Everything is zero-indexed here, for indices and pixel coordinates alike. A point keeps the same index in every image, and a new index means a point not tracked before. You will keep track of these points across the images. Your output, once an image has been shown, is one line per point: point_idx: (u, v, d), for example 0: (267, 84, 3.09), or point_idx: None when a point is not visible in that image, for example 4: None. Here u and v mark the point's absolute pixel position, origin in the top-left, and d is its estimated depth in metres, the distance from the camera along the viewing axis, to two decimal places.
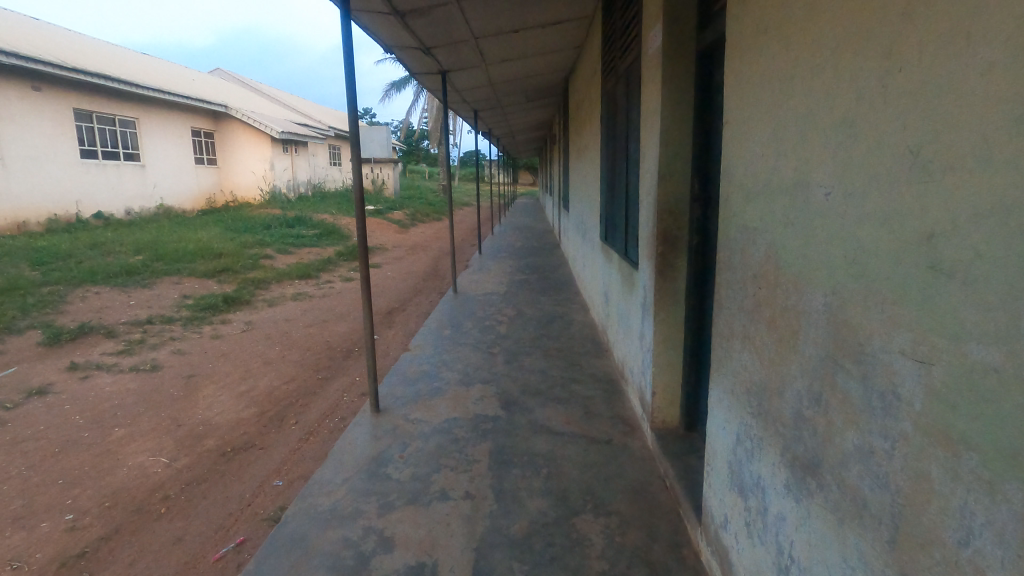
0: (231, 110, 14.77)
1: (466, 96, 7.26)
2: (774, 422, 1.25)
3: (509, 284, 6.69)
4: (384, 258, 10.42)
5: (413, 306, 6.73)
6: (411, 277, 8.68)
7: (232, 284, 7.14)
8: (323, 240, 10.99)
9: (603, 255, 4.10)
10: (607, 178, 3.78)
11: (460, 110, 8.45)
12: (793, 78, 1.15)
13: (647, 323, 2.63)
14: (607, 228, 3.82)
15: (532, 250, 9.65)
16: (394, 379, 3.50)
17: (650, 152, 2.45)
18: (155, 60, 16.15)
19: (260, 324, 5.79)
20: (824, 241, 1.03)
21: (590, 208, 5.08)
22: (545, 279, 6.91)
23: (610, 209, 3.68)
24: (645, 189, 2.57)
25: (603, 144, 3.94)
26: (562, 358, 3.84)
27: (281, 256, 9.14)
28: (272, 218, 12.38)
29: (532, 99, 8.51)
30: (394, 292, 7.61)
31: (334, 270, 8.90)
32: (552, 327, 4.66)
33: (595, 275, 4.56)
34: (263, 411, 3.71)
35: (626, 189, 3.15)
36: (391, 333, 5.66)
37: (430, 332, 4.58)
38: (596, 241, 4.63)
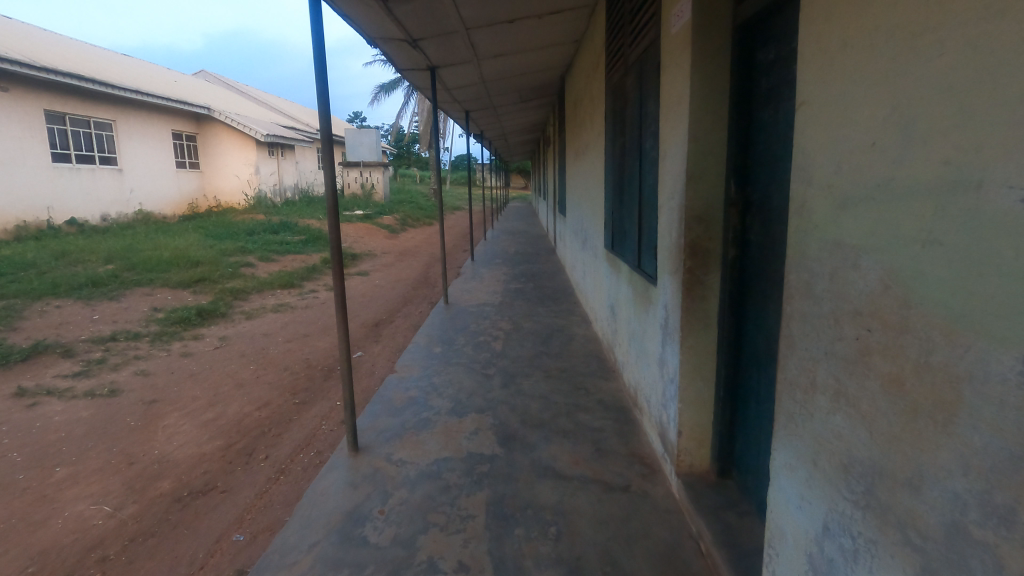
0: (214, 112, 14.30)
1: (457, 95, 6.89)
2: (899, 524, 0.88)
3: (504, 294, 6.30)
4: (371, 265, 10.00)
5: (402, 317, 6.33)
6: (400, 286, 8.28)
7: (208, 295, 6.70)
8: (308, 246, 10.56)
9: (610, 264, 3.74)
10: (614, 179, 3.42)
11: (450, 110, 8.09)
12: (938, 29, 0.78)
13: (669, 348, 2.25)
14: (614, 236, 3.45)
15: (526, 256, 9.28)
16: (377, 408, 3.10)
17: (674, 147, 2.08)
18: (135, 62, 15.64)
19: (236, 339, 5.36)
20: (1020, 273, 0.66)
21: (592, 212, 4.72)
22: (542, 288, 6.53)
23: (618, 215, 3.30)
24: (667, 191, 2.20)
25: (608, 143, 3.58)
26: (565, 381, 3.45)
27: (263, 264, 8.69)
28: (256, 224, 11.93)
29: (526, 99, 8.15)
30: (381, 302, 7.20)
31: (319, 278, 8.47)
32: (552, 343, 4.28)
33: (599, 287, 4.19)
34: (229, 444, 3.28)
35: (639, 192, 2.78)
36: (378, 348, 5.25)
37: (420, 349, 4.18)
38: (599, 249, 4.26)
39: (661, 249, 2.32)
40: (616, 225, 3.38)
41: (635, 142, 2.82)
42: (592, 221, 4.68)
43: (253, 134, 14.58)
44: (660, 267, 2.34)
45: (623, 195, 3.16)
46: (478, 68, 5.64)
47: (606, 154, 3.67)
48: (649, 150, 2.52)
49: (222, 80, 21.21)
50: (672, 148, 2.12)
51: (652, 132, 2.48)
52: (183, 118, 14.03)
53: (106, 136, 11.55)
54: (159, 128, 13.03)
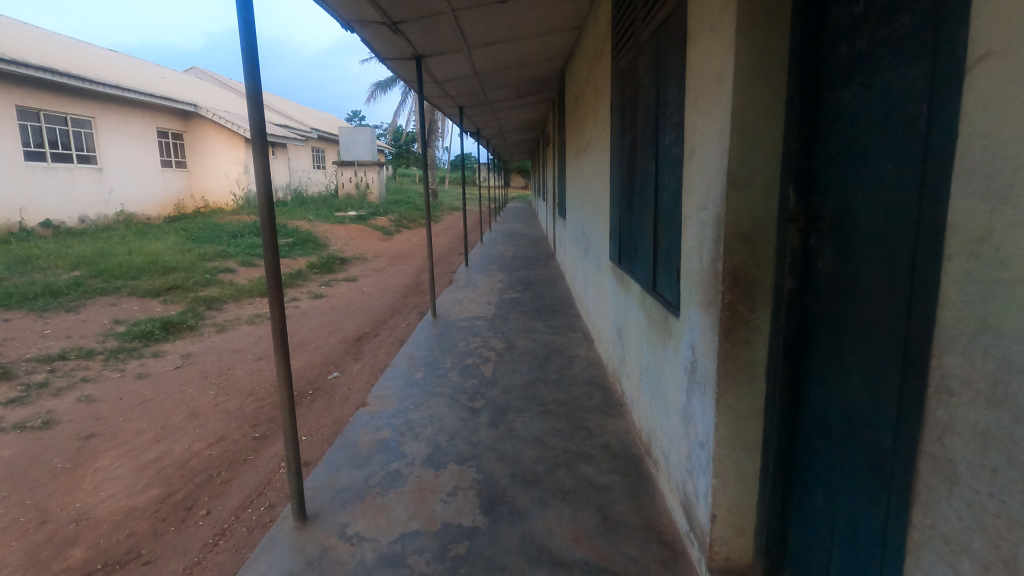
0: (201, 110, 13.81)
1: (448, 89, 6.40)
2: None
3: (498, 304, 5.80)
4: (361, 270, 9.50)
5: (387, 331, 5.83)
6: (390, 293, 7.78)
7: (178, 305, 6.21)
8: (295, 249, 10.07)
9: (616, 278, 3.24)
10: (621, 182, 2.93)
11: (442, 106, 7.61)
12: None
13: (697, 403, 1.74)
14: (621, 251, 2.95)
15: (524, 262, 8.79)
16: (339, 455, 2.59)
17: (708, 143, 1.58)
18: (121, 58, 15.16)
19: (200, 357, 4.86)
20: None
21: (593, 218, 4.21)
22: (540, 298, 6.03)
23: (627, 225, 2.81)
24: (697, 201, 1.69)
25: (615, 140, 3.09)
26: (564, 418, 2.95)
27: (243, 269, 8.19)
28: (242, 225, 11.44)
29: (524, 94, 7.65)
30: (367, 312, 6.69)
31: (303, 285, 7.98)
32: (549, 367, 3.77)
33: (604, 304, 3.68)
34: (166, 494, 2.78)
35: (654, 198, 2.27)
36: (357, 367, 4.75)
37: (399, 374, 3.68)
38: (604, 261, 3.76)
39: (686, 272, 1.82)
40: (624, 236, 2.87)
41: (649, 138, 2.32)
42: (594, 226, 4.21)
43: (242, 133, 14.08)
44: (684, 295, 1.84)
45: (633, 201, 2.66)
46: (468, 59, 5.14)
47: (612, 152, 3.18)
48: (669, 147, 2.02)
49: (214, 77, 20.73)
50: (704, 143, 1.62)
51: (672, 124, 1.98)
52: (169, 116, 13.54)
53: (85, 133, 11.06)
54: (143, 126, 12.55)
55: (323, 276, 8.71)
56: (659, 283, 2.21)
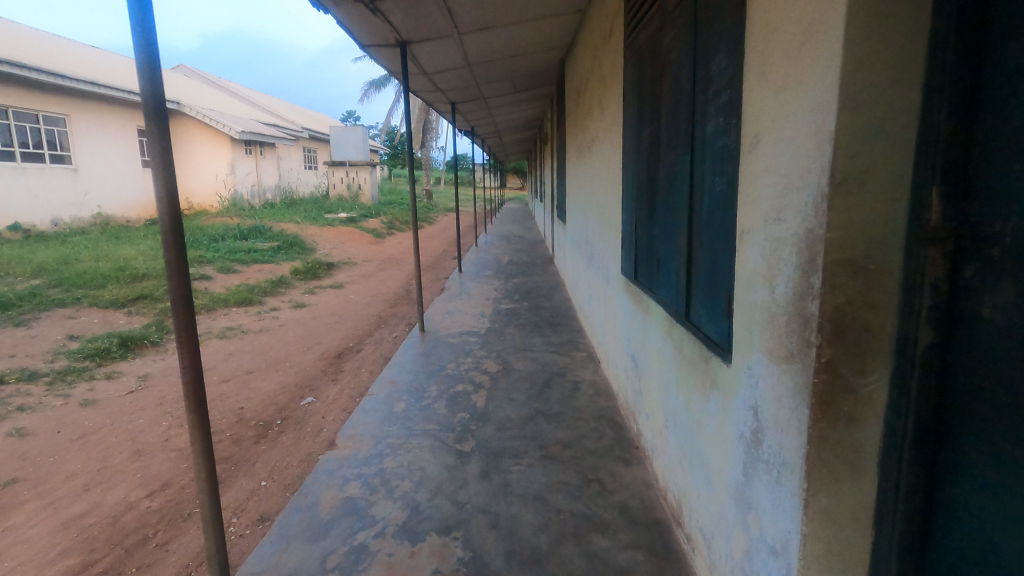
0: (185, 107, 13.29)
1: (438, 82, 5.92)
2: None
3: (493, 316, 5.30)
4: (349, 276, 9.00)
5: (371, 345, 5.33)
6: (377, 302, 7.27)
7: (143, 318, 5.70)
8: (279, 254, 9.56)
9: (630, 296, 2.76)
10: (638, 183, 2.44)
11: (433, 102, 7.11)
12: None
13: (765, 489, 1.25)
14: (638, 266, 2.46)
15: (520, 267, 8.30)
16: (294, 521, 2.09)
17: (792, 129, 1.09)
18: (102, 55, 14.65)
19: (160, 378, 4.35)
20: None
21: (600, 223, 3.73)
22: (538, 309, 5.53)
23: (647, 235, 2.32)
24: (770, 210, 1.20)
25: (629, 133, 2.61)
26: (571, 467, 2.45)
27: (221, 276, 7.68)
28: (225, 228, 10.92)
29: (520, 88, 7.19)
30: (351, 323, 6.18)
31: (284, 293, 7.48)
32: (551, 396, 3.28)
33: (614, 323, 3.20)
34: (84, 565, 2.27)
35: (687, 203, 1.79)
36: (334, 390, 4.24)
37: (377, 405, 3.17)
38: (613, 273, 3.27)
39: (747, 306, 1.33)
40: (643, 249, 2.38)
41: (682, 127, 1.83)
42: (601, 232, 3.72)
43: (227, 132, 13.52)
44: (743, 338, 1.35)
45: (655, 206, 2.17)
46: (460, 46, 4.65)
47: (625, 148, 2.71)
48: (714, 137, 1.52)
49: (201, 75, 20.22)
50: (784, 129, 1.13)
51: (718, 105, 1.49)
52: None
53: (59, 132, 10.51)
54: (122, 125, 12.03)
55: (308, 283, 8.21)
56: (696, 313, 1.72)
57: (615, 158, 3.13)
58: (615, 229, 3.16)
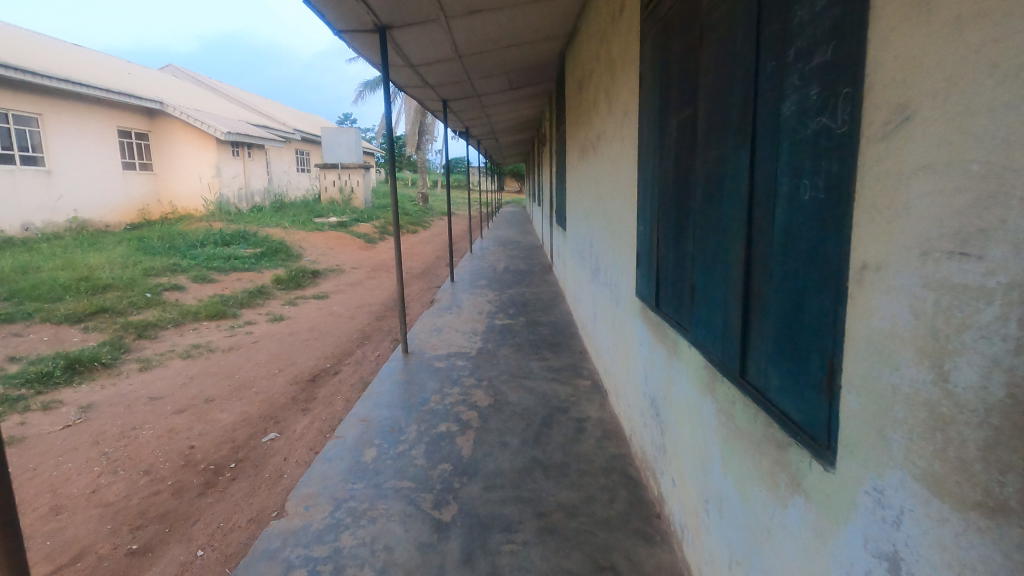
0: (168, 107, 12.79)
1: (426, 75, 5.41)
2: None
3: (487, 334, 4.79)
4: (335, 285, 8.48)
5: (350, 366, 4.81)
6: (362, 314, 6.75)
7: (100, 335, 5.18)
8: (262, 261, 9.04)
9: (647, 324, 2.26)
10: (663, 189, 1.93)
11: (422, 98, 6.60)
12: None
13: None
14: (664, 293, 1.94)
15: (517, 275, 7.78)
16: None
17: (1012, 88, 0.58)
18: (84, 54, 14.14)
19: (105, 409, 3.83)
20: None
21: (607, 232, 3.23)
22: (536, 326, 5.01)
23: (676, 254, 1.80)
24: (942, 237, 0.68)
25: (649, 126, 2.10)
26: (578, 548, 1.93)
27: (195, 286, 7.16)
28: (207, 234, 10.41)
29: (516, 85, 6.70)
30: (331, 340, 5.65)
31: (262, 305, 6.95)
32: (552, 439, 2.76)
33: (626, 353, 2.69)
34: None
35: (747, 215, 1.27)
36: (303, 423, 3.72)
37: (343, 452, 2.66)
38: (623, 293, 2.77)
39: (879, 390, 0.81)
40: (671, 272, 1.86)
41: (735, 110, 1.32)
42: (608, 243, 3.22)
43: (212, 133, 13.00)
44: (870, 441, 0.83)
45: (689, 218, 1.66)
46: (448, 34, 4.15)
47: (642, 145, 2.21)
48: (799, 119, 1.01)
49: (190, 75, 19.73)
50: (987, 90, 0.61)
51: (808, 68, 0.98)
52: (131, 114, 12.50)
53: (31, 131, 10.03)
54: (101, 125, 11.52)
55: (289, 293, 7.68)
56: (761, 372, 1.20)
57: (627, 158, 2.63)
58: (627, 243, 2.65)
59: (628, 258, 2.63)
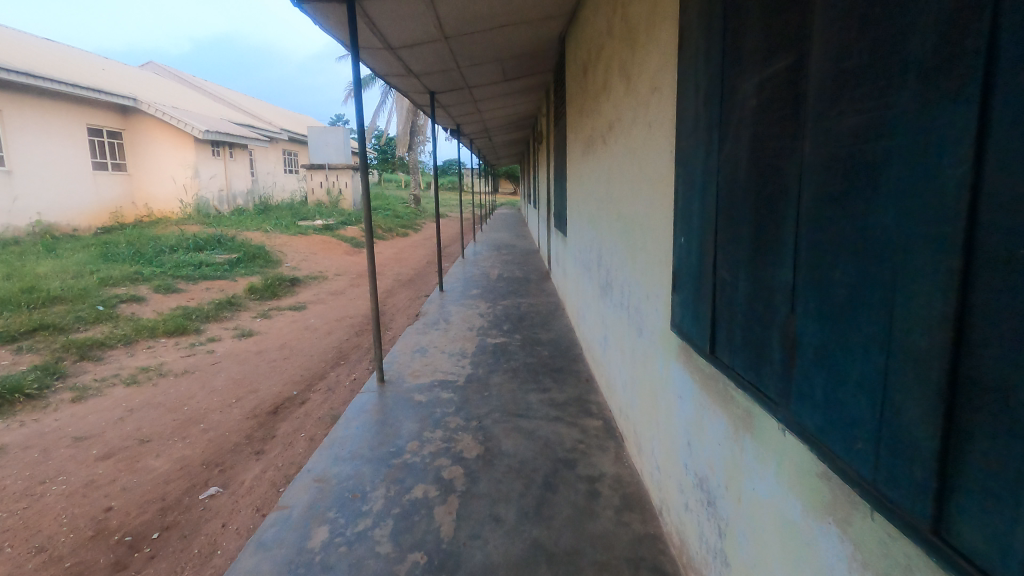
0: (142, 105, 12.12)
1: (408, 60, 4.81)
2: None
3: (477, 356, 4.17)
4: (315, 294, 7.83)
5: (320, 394, 4.17)
6: (341, 328, 6.09)
7: (34, 358, 4.52)
8: (237, 268, 8.38)
9: (691, 371, 1.64)
10: (727, 187, 1.32)
11: (406, 90, 6.00)
12: None
13: None
14: (729, 339, 1.32)
15: (512, 284, 7.15)
16: None
17: None
18: (56, 49, 13.45)
19: (16, 454, 3.18)
20: None
21: (621, 241, 2.63)
22: (533, 345, 4.39)
23: (755, 282, 1.18)
24: None
25: (698, 100, 1.50)
26: None
27: (157, 297, 6.50)
28: (181, 238, 9.75)
29: (509, 75, 6.12)
30: (302, 360, 5.01)
31: (230, 318, 6.30)
32: (558, 511, 2.13)
33: (655, 399, 2.08)
34: None
35: (954, 238, 0.65)
36: (255, 470, 3.08)
37: (286, 532, 2.03)
38: (648, 322, 2.16)
39: None
40: (742, 307, 1.25)
41: (916, 39, 0.71)
42: (623, 254, 2.62)
43: (190, 131, 12.33)
44: None
45: (786, 233, 1.05)
46: (428, 8, 3.55)
47: (686, 126, 1.60)
48: None
49: (172, 73, 19.02)
50: None
51: None
52: (103, 111, 11.80)
53: None
54: (69, 123, 10.85)
55: (263, 304, 7.03)
56: (1019, 560, 0.59)
57: (653, 149, 2.03)
58: (654, 258, 2.04)
59: (657, 279, 2.02)
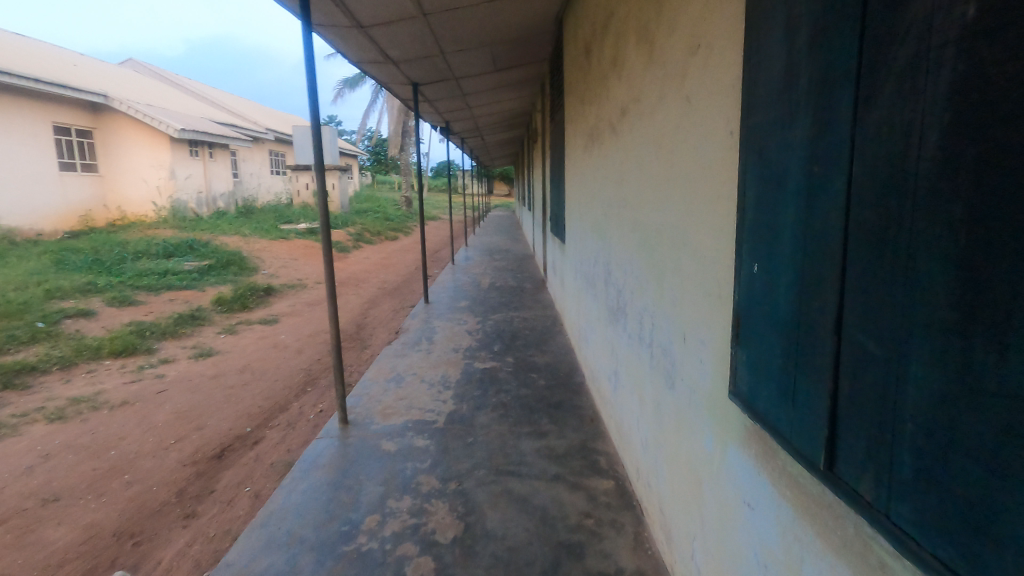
0: (114, 102, 11.46)
1: (383, 42, 4.22)
2: None
3: (461, 385, 3.56)
4: (290, 304, 7.21)
5: (277, 433, 3.56)
6: (313, 346, 5.47)
7: None
8: (207, 276, 7.74)
9: (772, 470, 1.06)
10: (879, 185, 0.72)
11: (386, 80, 5.40)
12: None
13: None
14: (893, 465, 0.71)
15: (504, 294, 6.55)
16: None
17: None
18: (24, 44, 12.77)
19: None
20: None
21: (639, 256, 2.05)
22: (528, 372, 3.78)
23: (975, 375, 0.58)
24: None
25: (801, 38, 0.89)
26: None
27: (110, 311, 5.87)
28: (151, 244, 9.10)
29: (500, 65, 5.53)
30: (264, 386, 4.40)
31: (190, 334, 5.66)
32: None
33: (696, 481, 1.49)
34: None
35: None
36: (178, 542, 2.46)
37: None
38: (682, 370, 1.58)
39: None
40: (937, 416, 0.64)
41: None
42: (642, 273, 2.03)
43: (165, 130, 11.68)
44: None
45: None
46: None
47: (773, 84, 0.99)
48: None
49: (152, 70, 18.30)
50: None
51: None
52: (71, 108, 11.15)
53: None
54: (32, 121, 10.18)
55: (230, 317, 6.40)
56: None
57: (694, 130, 1.43)
58: (695, 287, 1.45)
59: (700, 317, 1.42)
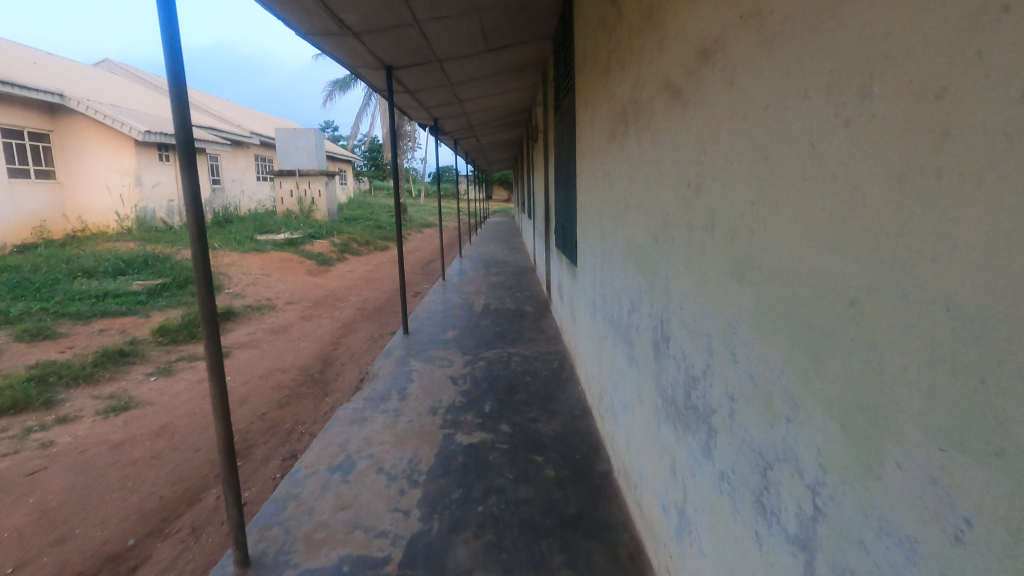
0: (71, 102, 10.45)
1: (335, 2, 3.17)
2: None
3: (434, 480, 2.47)
4: (249, 333, 6.14)
5: (168, 550, 2.47)
6: (261, 394, 4.38)
7: None
8: (155, 298, 6.66)
9: None
10: None
11: (352, 62, 4.36)
12: None
13: None
14: None
15: (500, 321, 5.48)
16: None
17: None
18: None
19: None
20: None
21: (763, 334, 0.99)
22: (530, 454, 2.69)
23: None
24: None
25: None
26: None
27: (16, 348, 4.79)
28: (100, 259, 8.03)
29: (493, 44, 4.50)
30: (180, 458, 3.31)
31: (110, 377, 4.57)
32: None
33: None
34: None
35: None
36: None
37: None
38: None
39: None
40: None
41: None
42: (772, 377, 0.96)
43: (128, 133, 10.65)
44: None
45: None
46: None
47: None
48: None
49: (130, 72, 17.33)
50: None
51: None
52: (22, 110, 10.13)
53: None
54: None
55: (169, 351, 5.31)
56: None
57: None
58: None
59: None
